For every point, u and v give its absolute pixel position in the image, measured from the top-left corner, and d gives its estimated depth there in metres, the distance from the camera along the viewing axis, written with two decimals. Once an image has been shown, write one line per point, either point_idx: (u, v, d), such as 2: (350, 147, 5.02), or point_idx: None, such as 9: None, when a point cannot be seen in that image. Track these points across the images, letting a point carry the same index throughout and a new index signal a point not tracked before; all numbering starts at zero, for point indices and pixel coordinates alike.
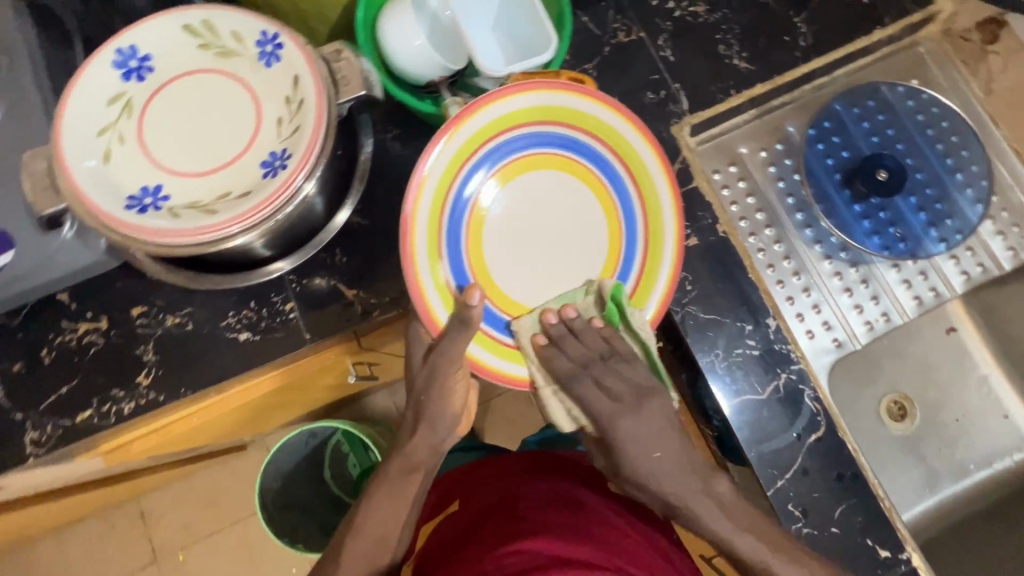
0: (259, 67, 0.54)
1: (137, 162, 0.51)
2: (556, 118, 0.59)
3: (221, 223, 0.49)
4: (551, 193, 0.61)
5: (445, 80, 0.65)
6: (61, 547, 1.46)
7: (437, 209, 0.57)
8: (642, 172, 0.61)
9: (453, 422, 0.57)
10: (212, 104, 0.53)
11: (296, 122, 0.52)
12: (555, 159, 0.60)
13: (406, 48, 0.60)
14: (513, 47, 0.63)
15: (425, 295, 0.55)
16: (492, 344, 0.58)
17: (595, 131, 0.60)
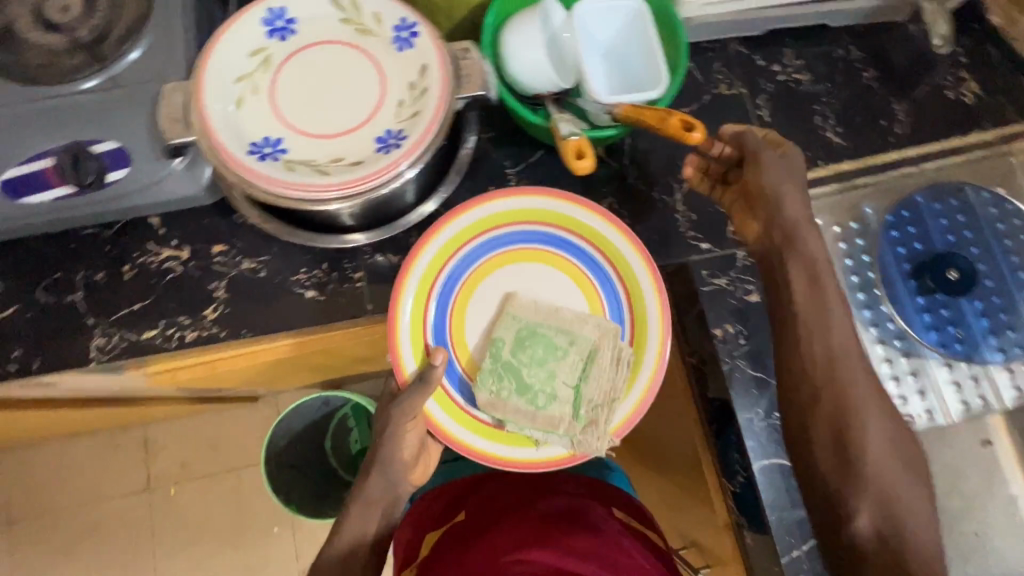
0: (392, 50, 0.57)
1: (264, 113, 0.55)
2: (546, 220, 0.67)
3: (330, 185, 0.52)
4: (536, 284, 0.68)
5: (552, 96, 0.67)
6: (62, 454, 1.50)
7: (427, 286, 0.66)
8: (627, 272, 0.67)
9: (407, 464, 0.67)
10: (341, 75, 0.56)
11: (415, 107, 0.55)
12: (542, 255, 0.68)
13: (522, 55, 0.64)
14: (620, 82, 0.67)
15: (401, 353, 0.64)
16: (463, 419, 0.65)
17: (583, 233, 0.67)
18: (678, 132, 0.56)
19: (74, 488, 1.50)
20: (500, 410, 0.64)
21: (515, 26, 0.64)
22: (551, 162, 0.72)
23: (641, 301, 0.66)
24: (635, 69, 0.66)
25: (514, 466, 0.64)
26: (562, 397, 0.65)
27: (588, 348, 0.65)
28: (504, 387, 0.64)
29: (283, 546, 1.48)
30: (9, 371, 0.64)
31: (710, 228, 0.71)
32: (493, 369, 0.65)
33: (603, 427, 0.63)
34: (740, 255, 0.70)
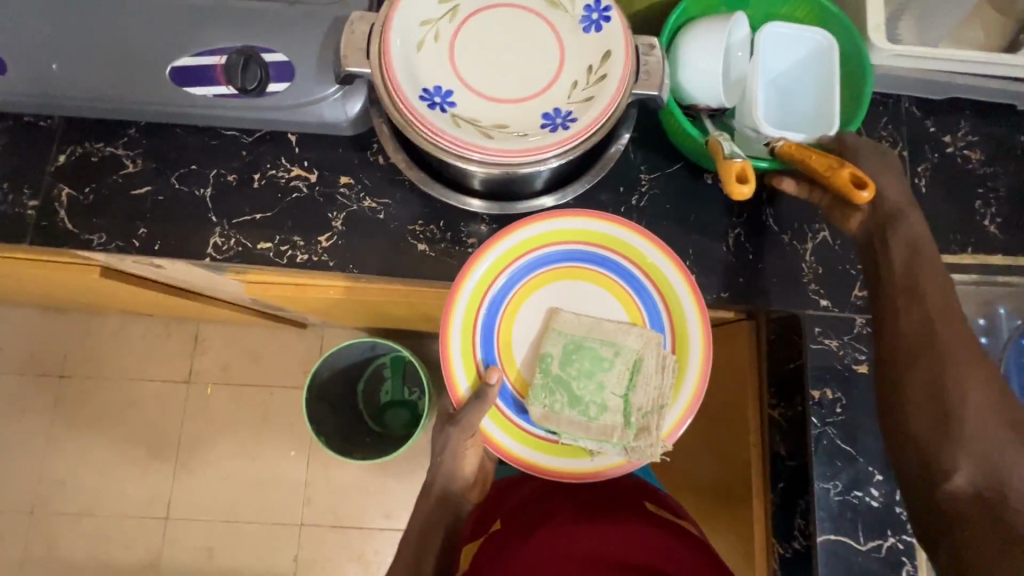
0: (577, 29, 0.56)
1: (441, 62, 0.55)
2: (584, 240, 0.66)
3: (489, 149, 0.51)
4: (584, 303, 0.67)
5: (707, 110, 0.65)
6: (122, 327, 1.59)
7: (473, 301, 0.65)
8: (671, 298, 0.65)
9: (469, 468, 0.73)
10: (522, 41, 0.56)
11: (589, 93, 0.54)
12: (584, 272, 0.67)
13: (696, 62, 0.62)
14: (779, 118, 0.66)
15: (452, 369, 0.65)
16: (509, 430, 0.65)
17: (625, 251, 0.66)
18: (847, 186, 0.52)
19: (124, 363, 1.58)
20: (554, 424, 0.63)
21: (697, 30, 0.62)
22: (687, 177, 0.70)
23: (684, 318, 0.65)
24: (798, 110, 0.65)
25: (564, 475, 0.64)
26: (611, 407, 0.63)
27: (633, 358, 0.64)
28: (557, 400, 0.63)
29: (296, 471, 1.53)
30: (132, 246, 0.67)
31: (834, 285, 0.68)
32: (544, 384, 0.64)
33: (654, 433, 0.61)
34: (858, 322, 0.67)
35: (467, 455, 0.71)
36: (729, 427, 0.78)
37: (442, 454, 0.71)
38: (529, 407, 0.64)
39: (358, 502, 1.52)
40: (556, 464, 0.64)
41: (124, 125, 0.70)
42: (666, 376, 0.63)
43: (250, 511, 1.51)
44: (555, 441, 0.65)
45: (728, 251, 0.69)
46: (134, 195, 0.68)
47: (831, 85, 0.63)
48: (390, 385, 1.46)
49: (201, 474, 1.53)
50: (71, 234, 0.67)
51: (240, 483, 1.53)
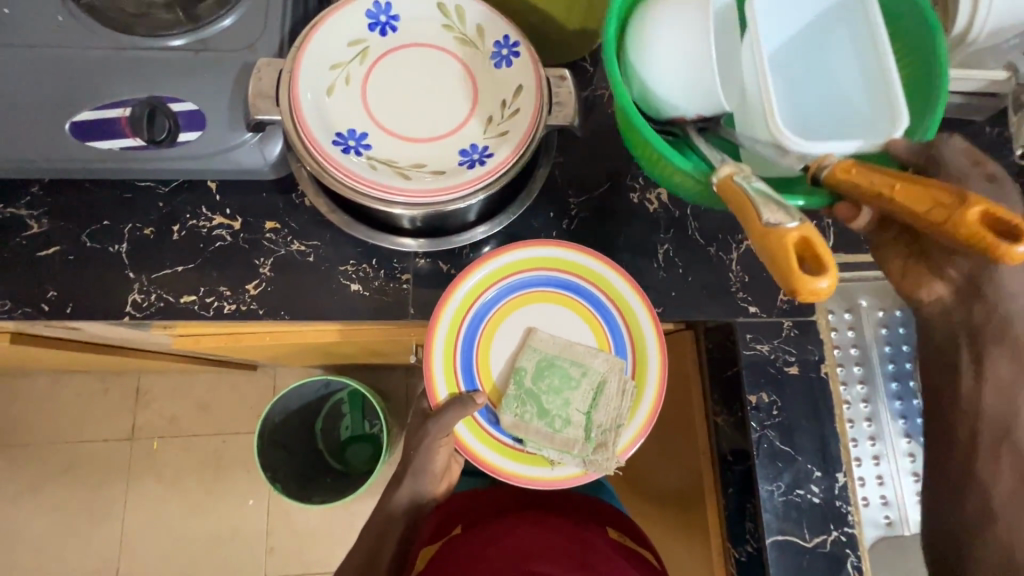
0: (488, 65, 0.57)
1: (355, 104, 0.55)
2: (559, 268, 0.67)
3: (405, 189, 0.51)
4: (558, 326, 0.67)
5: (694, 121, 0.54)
6: (53, 387, 1.49)
7: (457, 317, 0.65)
8: (635, 327, 0.66)
9: (436, 475, 0.74)
10: (435, 80, 0.56)
11: (504, 127, 0.55)
12: (556, 298, 0.67)
13: (662, 59, 0.51)
14: (802, 123, 0.51)
15: (434, 377, 0.64)
16: (478, 434, 0.65)
17: (595, 282, 0.66)
18: (979, 235, 0.33)
19: (58, 425, 1.48)
20: (522, 431, 0.63)
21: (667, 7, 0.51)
22: (615, 197, 0.72)
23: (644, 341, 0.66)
24: (841, 109, 0.50)
25: (528, 482, 0.63)
26: (575, 422, 0.64)
27: (599, 379, 0.65)
28: (527, 409, 0.64)
29: (256, 520, 1.46)
30: (40, 311, 0.63)
31: (761, 291, 0.70)
32: (516, 394, 0.64)
33: (609, 450, 0.62)
34: (786, 325, 0.70)
35: (437, 460, 0.71)
36: (682, 428, 0.79)
37: (413, 453, 0.71)
38: (500, 413, 0.64)
39: (323, 546, 1.46)
40: (523, 471, 0.64)
41: (26, 183, 0.66)
42: (621, 397, 0.64)
43: (207, 569, 1.43)
44: (525, 450, 0.65)
45: (659, 267, 0.70)
46: (42, 256, 0.64)
47: (881, 55, 0.48)
48: (348, 421, 1.42)
49: (151, 536, 1.44)
50: None
51: (194, 540, 1.44)
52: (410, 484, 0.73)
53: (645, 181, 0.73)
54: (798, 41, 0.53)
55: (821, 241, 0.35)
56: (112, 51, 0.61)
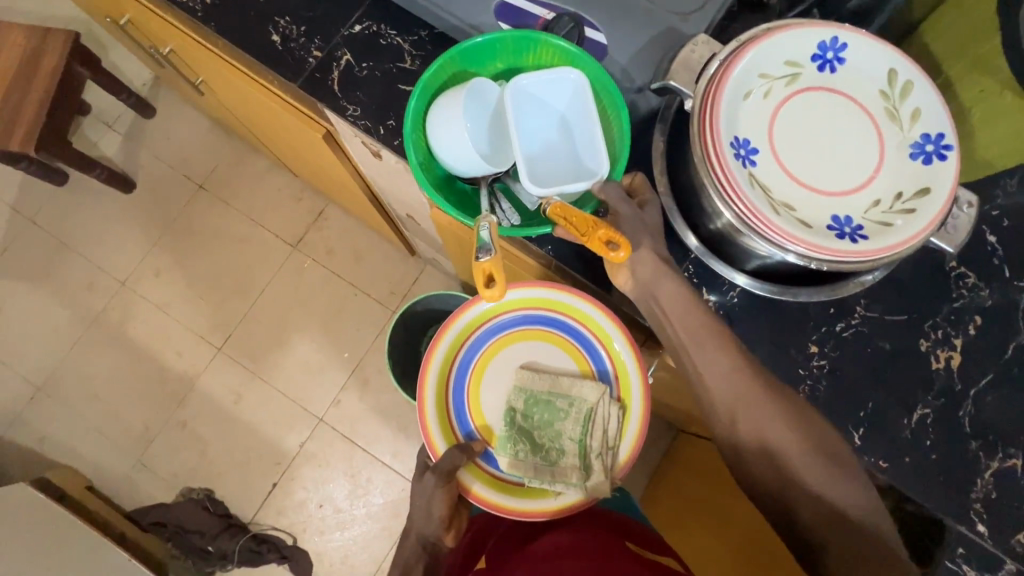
0: (906, 152, 0.53)
1: (761, 119, 0.54)
2: (552, 309, 0.71)
3: (777, 227, 0.50)
4: (545, 361, 0.74)
5: (487, 179, 0.63)
6: (267, 172, 1.70)
7: (445, 367, 0.72)
8: (616, 354, 0.71)
9: (440, 523, 0.69)
10: (845, 136, 0.53)
11: (890, 217, 0.51)
12: (536, 332, 0.73)
13: (455, 137, 0.59)
14: (540, 136, 0.61)
15: (431, 434, 0.70)
16: (484, 478, 0.70)
17: (583, 321, 0.71)
18: (601, 247, 0.52)
19: (253, 203, 1.69)
20: (522, 468, 0.70)
21: (443, 102, 0.61)
22: (902, 332, 0.66)
23: (624, 363, 0.71)
24: (561, 152, 0.61)
25: (531, 515, 0.68)
26: (569, 449, 0.73)
27: (584, 407, 0.71)
28: (523, 450, 0.72)
29: (340, 370, 1.59)
30: (377, 132, 0.71)
31: (1001, 517, 0.62)
32: (510, 435, 0.72)
33: (606, 472, 0.69)
34: (1008, 568, 0.61)
35: (440, 507, 0.67)
36: None
37: (418, 501, 0.69)
38: (497, 454, 0.72)
39: (375, 427, 1.56)
40: (524, 505, 0.69)
41: (420, 25, 0.73)
42: (614, 422, 0.70)
43: (284, 381, 1.59)
44: (522, 484, 0.71)
45: (907, 425, 0.64)
46: (400, 89, 0.71)
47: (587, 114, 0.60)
48: None
49: (264, 329, 1.62)
50: (333, 96, 0.72)
51: (289, 354, 1.61)
52: (417, 528, 0.71)
53: (941, 337, 0.66)
54: (528, 118, 0.61)
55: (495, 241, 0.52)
56: None
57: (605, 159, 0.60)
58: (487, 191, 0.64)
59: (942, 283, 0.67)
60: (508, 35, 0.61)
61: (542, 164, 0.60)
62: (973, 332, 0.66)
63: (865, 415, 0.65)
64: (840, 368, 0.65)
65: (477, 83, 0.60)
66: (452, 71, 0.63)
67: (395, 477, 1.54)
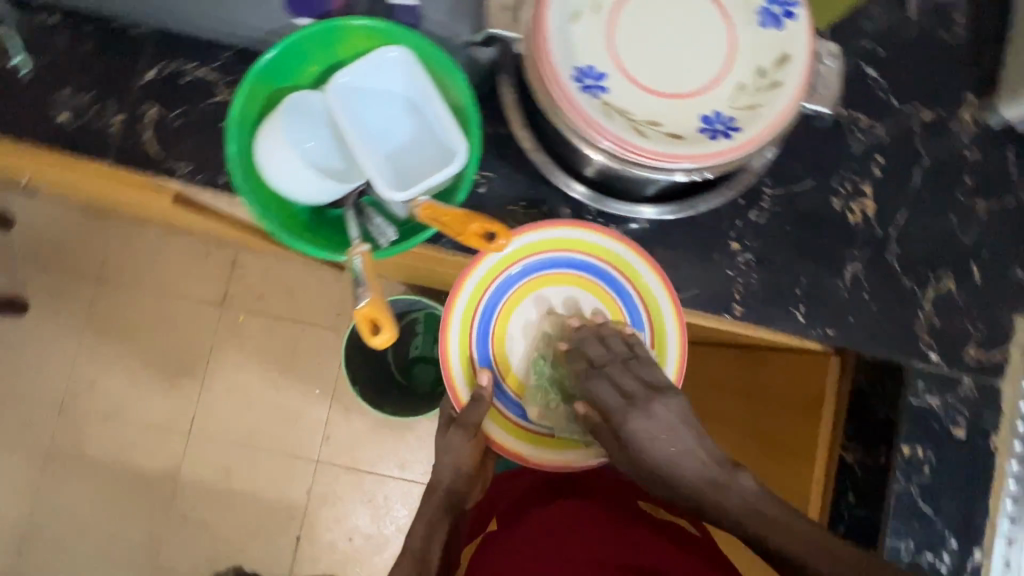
0: (754, 22, 0.49)
1: (598, 35, 0.48)
2: (586, 251, 0.62)
3: (648, 151, 0.46)
4: (574, 306, 0.64)
5: (352, 198, 0.56)
6: (161, 240, 1.57)
7: (469, 312, 0.62)
8: (649, 297, 0.62)
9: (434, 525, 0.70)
10: (690, 26, 0.49)
11: (756, 99, 0.48)
12: (566, 277, 0.63)
13: (295, 170, 0.53)
14: (389, 131, 0.56)
15: (454, 380, 0.63)
16: (505, 425, 0.64)
17: (618, 266, 0.62)
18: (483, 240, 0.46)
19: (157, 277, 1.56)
20: (550, 420, 0.62)
21: (265, 136, 0.53)
22: (813, 198, 0.65)
23: (658, 301, 0.62)
24: (417, 143, 0.56)
25: (557, 467, 0.62)
26: None
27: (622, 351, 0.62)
28: (553, 398, 0.62)
29: (318, 409, 1.55)
30: (219, 182, 0.63)
31: (949, 340, 0.64)
32: (538, 384, 0.63)
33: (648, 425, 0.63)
34: (965, 384, 0.63)
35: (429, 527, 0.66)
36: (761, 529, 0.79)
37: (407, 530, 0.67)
38: (526, 403, 0.63)
39: (374, 448, 1.54)
40: (552, 458, 0.62)
41: (217, 48, 0.64)
42: None
43: (267, 440, 1.54)
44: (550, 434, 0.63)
45: (842, 286, 0.64)
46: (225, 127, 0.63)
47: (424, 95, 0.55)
48: (420, 341, 1.34)
49: (226, 397, 1.55)
50: (155, 159, 0.63)
51: (261, 412, 1.55)
52: None
53: (851, 188, 0.65)
54: (368, 120, 0.56)
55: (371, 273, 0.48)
56: None
57: (456, 125, 0.54)
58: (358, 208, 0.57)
59: (837, 135, 0.65)
60: (304, 34, 0.53)
61: (401, 159, 0.55)
62: (879, 173, 0.65)
63: (801, 292, 0.64)
64: (766, 255, 0.64)
65: (294, 100, 0.54)
66: (262, 97, 0.55)
67: (411, 486, 1.54)
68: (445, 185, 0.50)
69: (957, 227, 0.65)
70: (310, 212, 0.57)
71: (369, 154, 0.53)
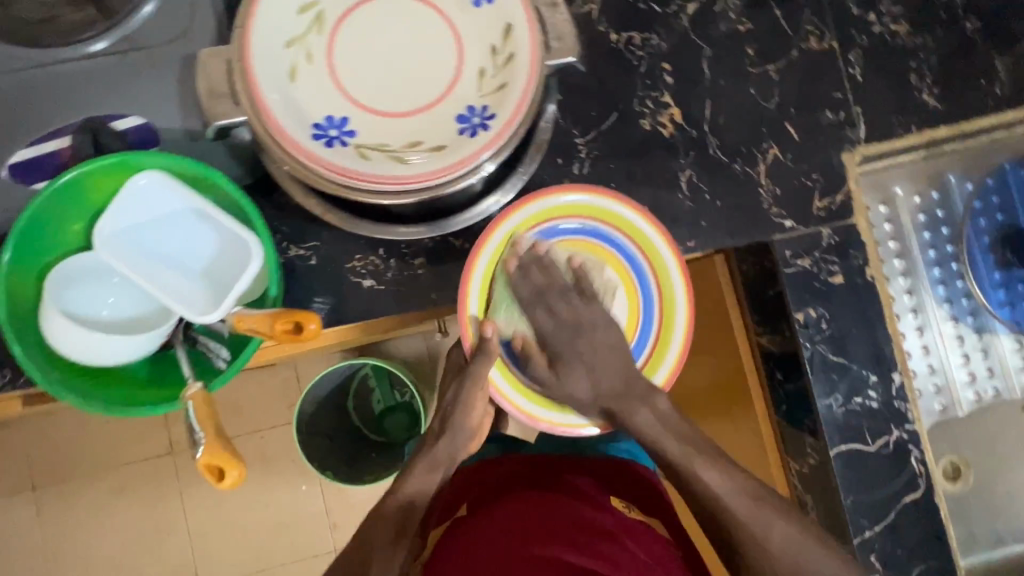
0: (467, 5, 0.48)
1: (323, 84, 0.46)
2: (612, 223, 0.61)
3: (416, 175, 0.44)
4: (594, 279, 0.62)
5: (177, 334, 0.53)
6: None
7: (499, 257, 0.60)
8: (662, 268, 0.61)
9: None
10: (410, 37, 0.47)
11: (501, 79, 0.47)
12: (580, 245, 0.61)
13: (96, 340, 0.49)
14: (188, 252, 0.53)
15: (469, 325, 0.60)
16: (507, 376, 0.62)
17: (643, 246, 0.61)
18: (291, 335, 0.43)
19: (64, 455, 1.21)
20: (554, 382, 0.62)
21: (52, 320, 0.49)
22: (623, 129, 0.65)
23: (666, 271, 0.61)
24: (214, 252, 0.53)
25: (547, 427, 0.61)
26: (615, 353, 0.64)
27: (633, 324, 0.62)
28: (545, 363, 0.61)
29: None
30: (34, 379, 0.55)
31: (795, 203, 0.66)
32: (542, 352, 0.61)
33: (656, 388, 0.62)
34: (825, 234, 0.65)
35: None
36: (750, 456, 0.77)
37: None
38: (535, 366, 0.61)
39: None
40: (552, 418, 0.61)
41: None
42: (653, 338, 0.62)
43: None
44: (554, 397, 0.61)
45: (683, 197, 0.65)
46: None
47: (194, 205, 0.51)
48: (378, 395, 1.28)
49: None
50: None
51: None
52: None
53: (654, 104, 0.66)
54: (155, 252, 0.52)
55: (206, 419, 0.43)
56: (22, 65, 0.50)
57: (238, 222, 0.50)
58: (190, 340, 0.53)
59: (619, 62, 0.66)
60: (38, 203, 0.49)
61: (210, 277, 0.52)
62: (671, 80, 0.66)
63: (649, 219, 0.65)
64: None
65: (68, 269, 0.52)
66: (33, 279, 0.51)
67: None
68: (248, 287, 0.48)
69: (759, 97, 0.67)
70: (149, 369, 0.53)
71: (165, 287, 0.50)
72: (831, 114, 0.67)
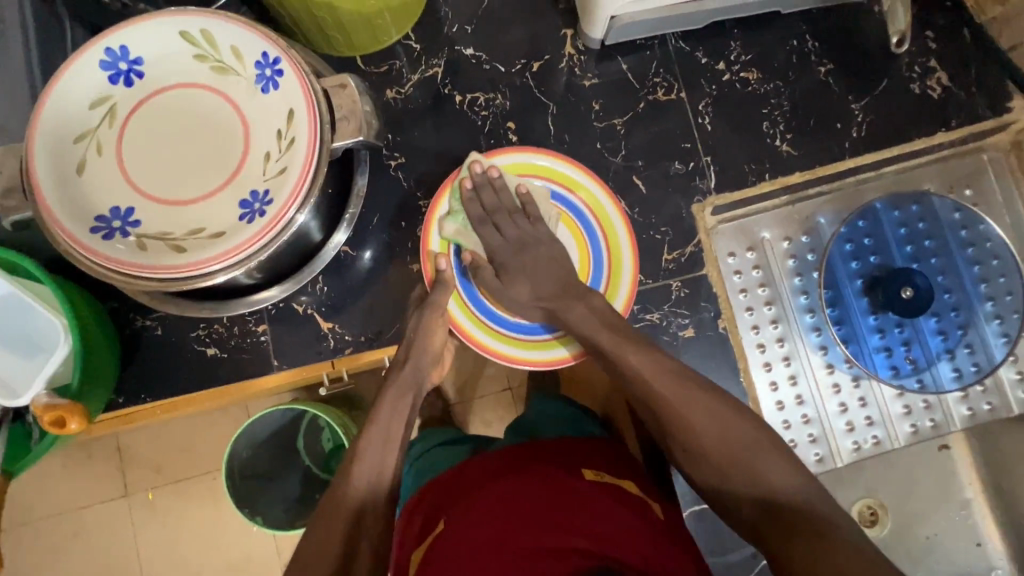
0: (256, 91, 0.49)
1: (112, 176, 0.48)
2: (564, 183, 0.62)
3: (200, 261, 0.46)
4: None
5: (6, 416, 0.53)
6: None
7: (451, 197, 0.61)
8: (614, 242, 0.62)
9: None
10: (197, 125, 0.49)
11: (284, 162, 0.48)
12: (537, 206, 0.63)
13: None
14: (17, 338, 0.54)
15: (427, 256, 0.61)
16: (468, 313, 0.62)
17: (589, 202, 0.62)
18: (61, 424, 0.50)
19: None
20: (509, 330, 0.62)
21: None
22: None
23: (618, 244, 0.62)
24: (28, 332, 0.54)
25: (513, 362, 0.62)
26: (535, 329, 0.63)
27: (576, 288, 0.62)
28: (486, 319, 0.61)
29: None
30: None
31: (643, 255, 0.65)
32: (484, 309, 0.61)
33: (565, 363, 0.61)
34: (674, 286, 0.65)
35: None
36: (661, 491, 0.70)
37: None
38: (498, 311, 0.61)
39: None
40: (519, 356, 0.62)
41: None
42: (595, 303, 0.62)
43: None
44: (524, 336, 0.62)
45: None
46: None
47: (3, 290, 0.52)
48: None
49: None
50: None
51: None
52: None
53: None
54: None
55: None
56: None
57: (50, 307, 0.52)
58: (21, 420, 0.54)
59: (462, 123, 0.67)
60: None
61: (32, 367, 0.53)
62: (515, 138, 0.67)
63: None
64: None
65: None
66: None
67: None
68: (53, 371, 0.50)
69: (606, 151, 0.67)
70: None
71: None
72: (679, 165, 0.67)
